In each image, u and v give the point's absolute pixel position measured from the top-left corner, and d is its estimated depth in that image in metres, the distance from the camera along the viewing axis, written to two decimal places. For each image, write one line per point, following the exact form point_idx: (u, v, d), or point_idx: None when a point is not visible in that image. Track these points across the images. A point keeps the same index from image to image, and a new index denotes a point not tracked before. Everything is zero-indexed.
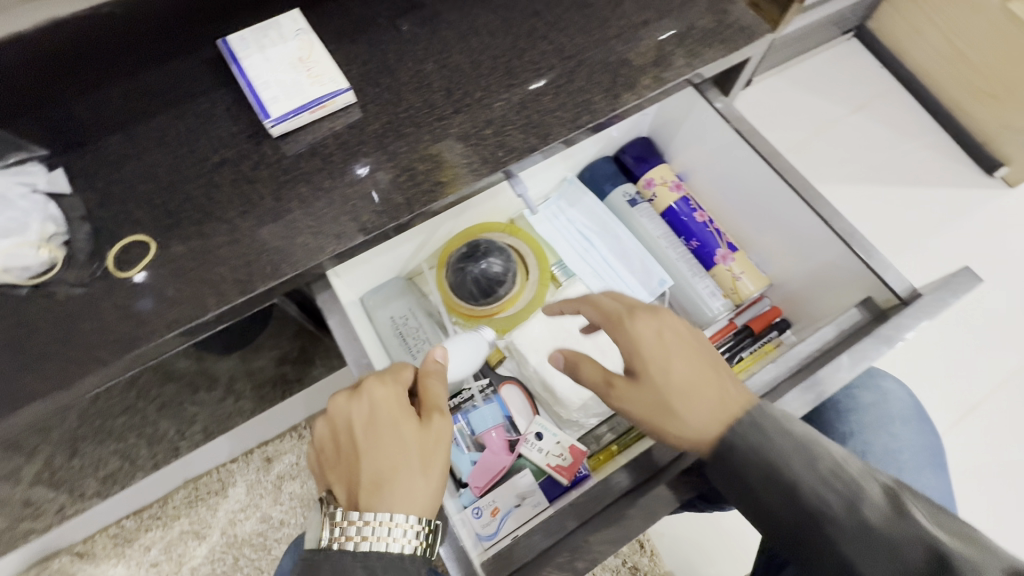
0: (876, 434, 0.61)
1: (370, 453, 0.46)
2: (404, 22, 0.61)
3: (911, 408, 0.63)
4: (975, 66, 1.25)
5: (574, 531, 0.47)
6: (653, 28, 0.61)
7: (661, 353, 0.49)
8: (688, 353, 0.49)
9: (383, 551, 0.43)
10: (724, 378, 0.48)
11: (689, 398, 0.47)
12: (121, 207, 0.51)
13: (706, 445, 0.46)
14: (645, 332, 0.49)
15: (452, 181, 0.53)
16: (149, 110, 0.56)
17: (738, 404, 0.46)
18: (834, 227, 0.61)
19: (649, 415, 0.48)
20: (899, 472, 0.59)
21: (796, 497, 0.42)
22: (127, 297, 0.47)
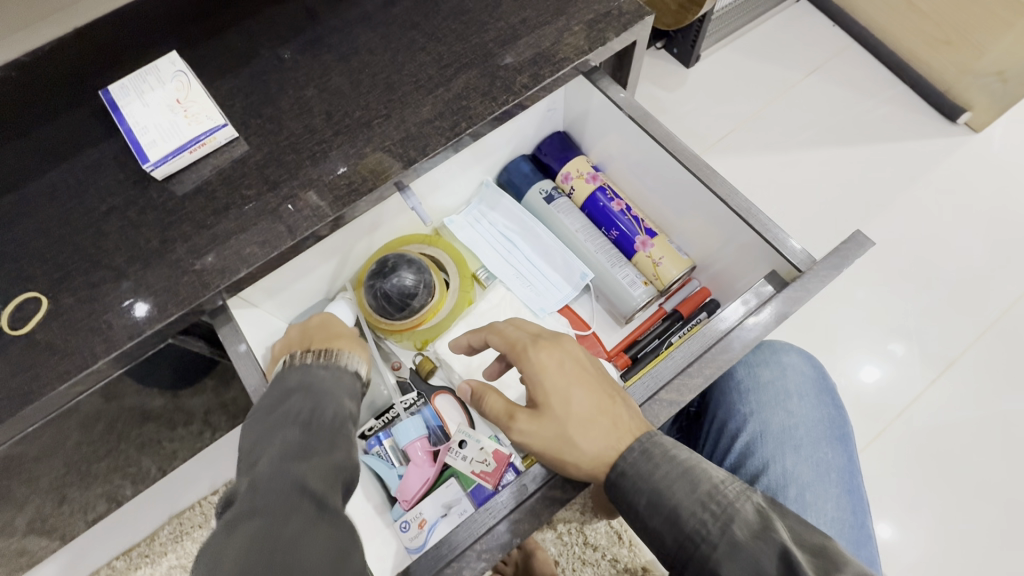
0: (772, 412, 0.60)
1: (324, 330, 0.60)
2: (287, 50, 0.62)
3: (807, 379, 0.63)
4: (923, 13, 1.21)
5: (466, 547, 0.49)
6: (531, 26, 0.62)
7: (561, 383, 0.51)
8: (586, 380, 0.52)
9: (330, 372, 0.54)
10: (618, 408, 0.50)
11: (584, 427, 0.49)
12: (14, 265, 0.52)
13: (599, 471, 0.48)
14: (545, 362, 0.52)
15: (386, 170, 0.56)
16: (42, 167, 0.57)
17: (628, 435, 0.48)
18: (732, 204, 0.61)
19: (549, 446, 0.50)
20: (795, 450, 0.58)
21: (675, 519, 0.44)
22: (23, 354, 0.49)
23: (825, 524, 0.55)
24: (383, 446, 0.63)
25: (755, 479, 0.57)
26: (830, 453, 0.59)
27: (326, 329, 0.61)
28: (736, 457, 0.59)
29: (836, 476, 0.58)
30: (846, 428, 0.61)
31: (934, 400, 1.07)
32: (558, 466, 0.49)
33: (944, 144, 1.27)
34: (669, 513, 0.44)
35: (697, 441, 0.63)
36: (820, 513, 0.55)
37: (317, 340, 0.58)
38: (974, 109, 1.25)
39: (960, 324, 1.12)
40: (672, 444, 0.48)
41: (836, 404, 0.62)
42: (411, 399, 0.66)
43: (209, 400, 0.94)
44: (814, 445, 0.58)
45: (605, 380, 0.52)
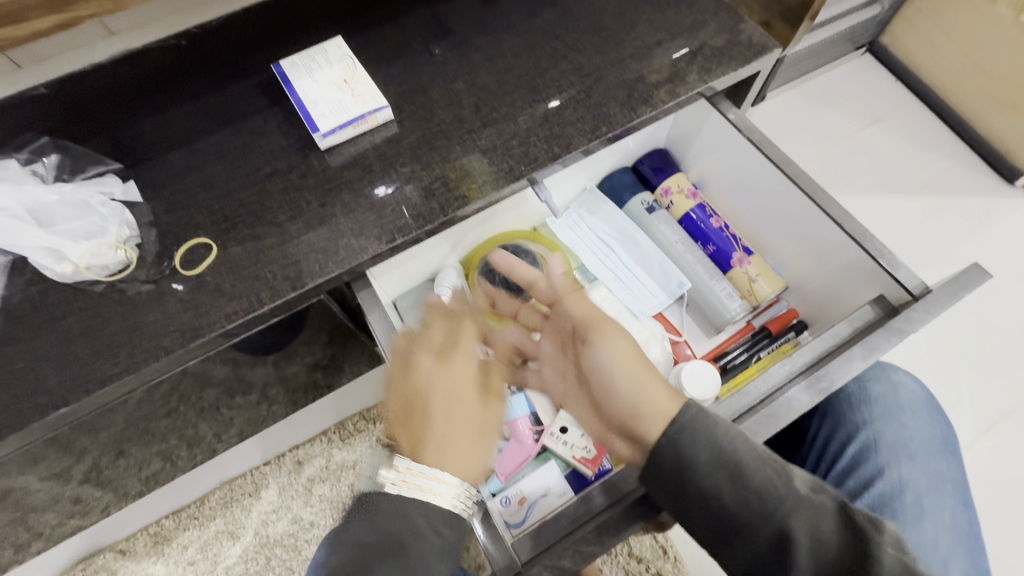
0: (887, 422, 0.62)
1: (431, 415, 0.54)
2: (437, 47, 0.67)
3: (919, 398, 0.65)
4: (992, 76, 1.26)
5: (601, 513, 0.52)
6: (666, 47, 0.67)
7: None
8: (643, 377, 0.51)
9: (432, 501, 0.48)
10: (654, 410, 0.47)
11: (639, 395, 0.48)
12: (184, 213, 0.57)
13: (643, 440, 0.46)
14: None
15: (476, 190, 0.59)
16: (210, 129, 0.62)
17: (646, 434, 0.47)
18: (846, 229, 0.64)
19: None
20: (911, 459, 0.60)
21: (750, 497, 0.42)
22: (192, 292, 0.53)
23: (942, 531, 0.57)
24: None
25: (870, 483, 0.59)
26: (944, 465, 0.61)
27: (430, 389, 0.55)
28: (848, 462, 0.62)
29: (952, 487, 0.60)
30: (956, 444, 0.63)
31: (985, 451, 1.07)
32: None
33: (1002, 204, 1.30)
34: (743, 491, 0.42)
35: (802, 446, 0.66)
36: (937, 520, 0.57)
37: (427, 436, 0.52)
38: None
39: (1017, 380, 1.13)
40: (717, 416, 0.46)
41: (948, 422, 0.64)
42: None
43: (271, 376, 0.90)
44: (928, 456, 0.60)
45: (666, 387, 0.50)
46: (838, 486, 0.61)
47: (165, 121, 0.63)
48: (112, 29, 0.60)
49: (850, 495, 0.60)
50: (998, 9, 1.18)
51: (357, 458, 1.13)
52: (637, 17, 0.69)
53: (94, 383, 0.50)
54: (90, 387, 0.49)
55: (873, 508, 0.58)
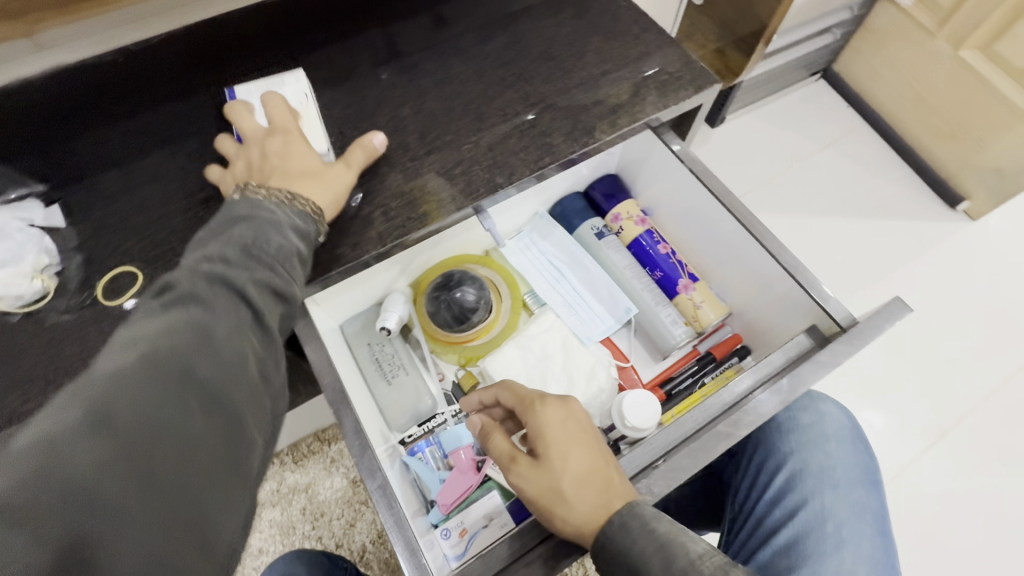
0: (811, 452, 0.64)
1: None
2: (384, 71, 0.67)
3: (845, 428, 0.67)
4: (935, 108, 1.32)
5: (534, 548, 0.51)
6: (612, 78, 0.68)
7: (563, 443, 0.50)
8: (577, 459, 0.49)
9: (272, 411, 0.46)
10: (579, 506, 0.47)
11: (580, 487, 0.48)
12: (112, 238, 0.55)
13: (587, 536, 0.47)
14: (550, 417, 0.52)
15: (435, 211, 0.59)
16: (146, 150, 0.61)
17: (567, 530, 0.48)
18: (782, 260, 0.66)
19: (542, 499, 0.49)
20: (833, 488, 0.62)
21: None
22: (115, 323, 0.51)
23: (860, 562, 0.58)
24: (428, 451, 0.66)
25: (794, 514, 0.61)
26: (865, 496, 0.63)
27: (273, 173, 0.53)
28: (775, 492, 0.63)
29: (871, 517, 0.61)
30: (878, 474, 0.65)
31: (924, 469, 1.11)
32: (548, 518, 0.49)
33: (944, 229, 1.36)
34: None
35: (735, 475, 0.67)
36: (857, 551, 0.58)
37: None
38: (972, 200, 1.35)
39: (955, 399, 1.17)
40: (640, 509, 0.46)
41: (871, 453, 0.66)
42: (457, 408, 0.70)
43: None
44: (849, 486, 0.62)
45: (597, 474, 0.49)
46: (765, 516, 0.62)
47: (97, 141, 0.61)
48: (39, 42, 0.53)
49: (777, 524, 0.61)
50: (937, 43, 1.24)
51: (309, 481, 1.11)
52: (586, 47, 0.70)
53: (3, 418, 0.47)
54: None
55: (797, 537, 0.59)
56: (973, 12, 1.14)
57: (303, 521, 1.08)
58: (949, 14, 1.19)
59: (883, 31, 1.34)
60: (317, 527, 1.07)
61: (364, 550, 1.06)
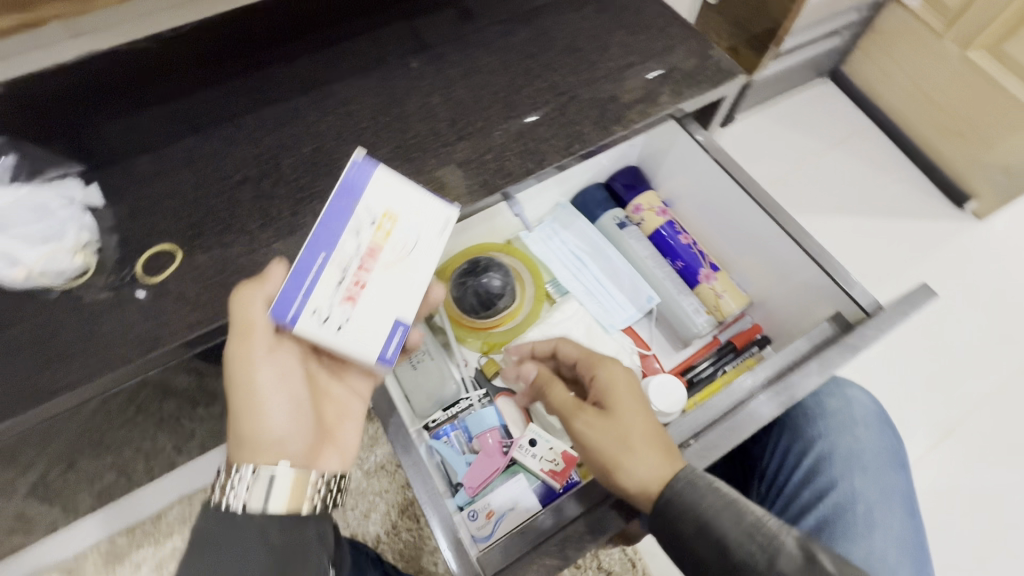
0: (840, 436, 0.65)
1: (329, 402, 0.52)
2: (413, 60, 0.68)
3: (870, 413, 0.68)
4: (941, 108, 1.33)
5: (562, 528, 0.51)
6: (638, 69, 0.69)
7: (629, 400, 0.53)
8: (645, 418, 0.52)
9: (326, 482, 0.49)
10: (646, 460, 0.49)
11: (645, 440, 0.50)
12: (148, 218, 0.56)
13: (650, 490, 0.47)
14: (617, 374, 0.55)
15: (452, 202, 0.59)
16: (179, 133, 0.61)
17: (630, 482, 0.48)
18: (805, 248, 0.67)
19: (606, 449, 0.50)
20: (862, 471, 0.63)
21: (723, 550, 0.44)
22: (154, 301, 0.52)
23: (891, 543, 0.59)
24: (453, 435, 0.67)
25: (824, 496, 0.62)
26: (892, 478, 0.64)
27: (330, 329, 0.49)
28: (804, 474, 0.64)
29: (899, 499, 0.63)
30: (905, 458, 0.66)
31: (935, 465, 1.12)
32: (609, 470, 0.50)
33: (953, 228, 1.37)
34: (716, 542, 0.44)
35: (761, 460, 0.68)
36: (886, 531, 0.60)
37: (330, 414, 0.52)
38: (979, 199, 1.36)
39: (965, 395, 1.18)
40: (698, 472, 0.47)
41: (897, 436, 0.67)
42: (483, 393, 0.70)
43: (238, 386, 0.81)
44: (878, 469, 0.63)
45: (661, 435, 0.51)
46: (795, 498, 0.63)
47: (129, 125, 0.61)
48: (76, 26, 0.54)
49: (806, 506, 0.61)
50: (944, 43, 1.25)
51: None
52: (611, 39, 0.71)
53: (46, 392, 0.48)
54: (41, 397, 0.48)
55: (827, 518, 0.60)
56: (981, 13, 1.15)
57: None
58: (958, 15, 1.20)
59: (891, 32, 1.35)
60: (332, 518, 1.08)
61: (379, 540, 1.06)
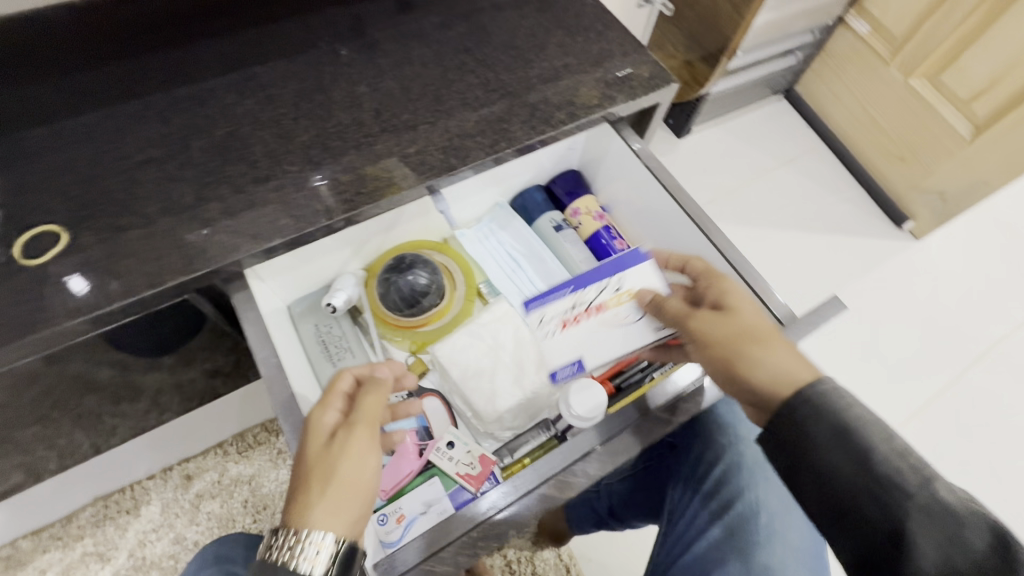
0: (750, 444, 0.66)
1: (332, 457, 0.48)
2: (343, 48, 0.66)
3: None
4: (885, 131, 1.38)
5: (467, 531, 0.51)
6: (572, 71, 0.68)
7: (749, 308, 0.54)
8: (754, 323, 0.53)
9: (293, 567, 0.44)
10: (776, 352, 0.50)
11: (772, 343, 0.51)
12: (34, 196, 0.52)
13: (779, 386, 0.48)
14: (733, 287, 0.57)
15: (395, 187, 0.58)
16: (81, 109, 0.58)
17: (758, 373, 0.49)
18: (729, 257, 0.67)
19: (733, 343, 0.52)
20: (767, 479, 0.64)
21: (864, 462, 0.43)
22: (31, 284, 0.48)
23: (791, 550, 0.61)
24: None
25: (730, 504, 0.63)
26: None
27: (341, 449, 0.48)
28: (713, 483, 0.65)
29: None
30: None
31: None
32: (731, 363, 0.51)
33: (891, 246, 1.43)
34: (858, 453, 0.44)
35: (676, 468, 0.70)
36: (787, 539, 0.61)
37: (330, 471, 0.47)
38: (916, 220, 1.42)
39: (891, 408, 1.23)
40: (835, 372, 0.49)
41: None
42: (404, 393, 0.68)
43: (170, 379, 0.75)
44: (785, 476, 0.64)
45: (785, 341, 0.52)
46: (703, 506, 0.64)
47: (22, 96, 0.57)
48: None
49: (713, 515, 0.63)
50: (890, 70, 1.30)
51: (253, 472, 1.07)
52: (548, 39, 0.70)
53: None
54: None
55: (731, 529, 0.61)
56: (922, 42, 1.21)
57: (245, 514, 1.04)
58: (902, 43, 1.25)
59: (839, 55, 1.40)
60: (259, 521, 1.04)
61: None
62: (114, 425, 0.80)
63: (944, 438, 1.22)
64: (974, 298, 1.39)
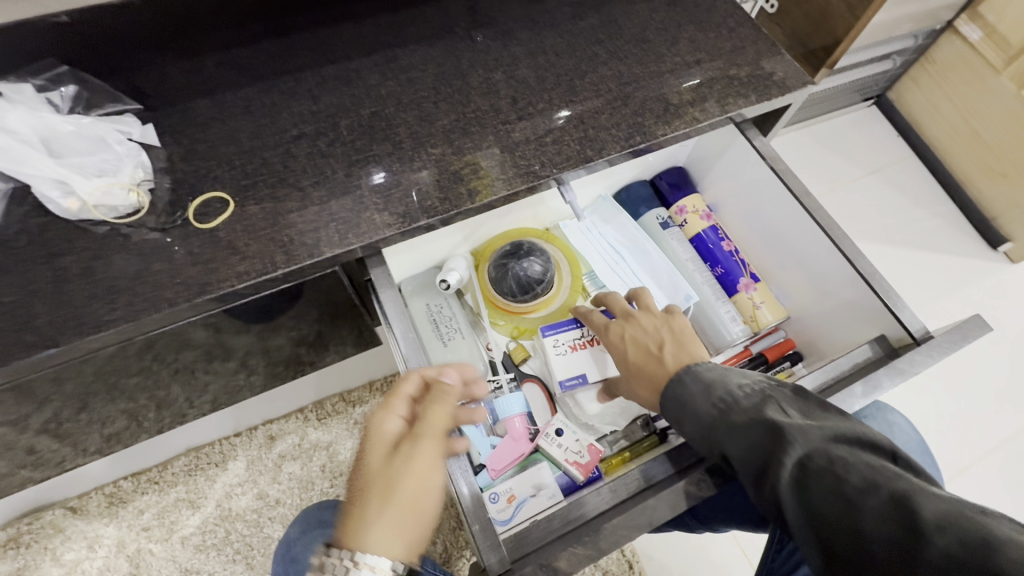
0: None
1: (393, 472, 0.49)
2: (479, 34, 0.67)
3: (913, 441, 0.68)
4: (989, 145, 1.30)
5: (596, 517, 0.51)
6: (704, 67, 0.67)
7: (620, 348, 0.60)
8: (642, 354, 0.57)
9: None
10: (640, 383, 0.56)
11: (639, 378, 0.57)
12: (203, 163, 0.55)
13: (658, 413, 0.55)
14: (612, 336, 0.61)
15: (485, 188, 0.57)
16: (240, 83, 0.61)
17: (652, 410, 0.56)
18: (858, 267, 0.64)
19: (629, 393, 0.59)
20: None
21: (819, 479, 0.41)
22: (203, 246, 0.51)
23: None
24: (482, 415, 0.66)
25: None
26: None
27: (405, 463, 0.49)
28: None
29: None
30: None
31: None
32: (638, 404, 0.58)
33: (986, 267, 1.35)
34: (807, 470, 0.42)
35: None
36: None
37: (391, 490, 0.48)
38: (1015, 242, 1.34)
39: (981, 435, 1.16)
40: (788, 397, 0.47)
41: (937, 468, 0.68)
42: (512, 377, 0.71)
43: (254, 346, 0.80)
44: None
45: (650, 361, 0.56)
46: None
47: (190, 68, 0.61)
48: None
49: None
50: (1001, 80, 1.21)
51: (331, 439, 1.11)
52: (679, 34, 0.69)
53: (91, 326, 0.48)
54: (87, 329, 0.47)
55: None
56: None
57: (322, 478, 1.08)
58: (1019, 52, 1.16)
59: (944, 63, 1.32)
60: (335, 486, 1.08)
61: None
62: (210, 382, 0.85)
63: None
64: None
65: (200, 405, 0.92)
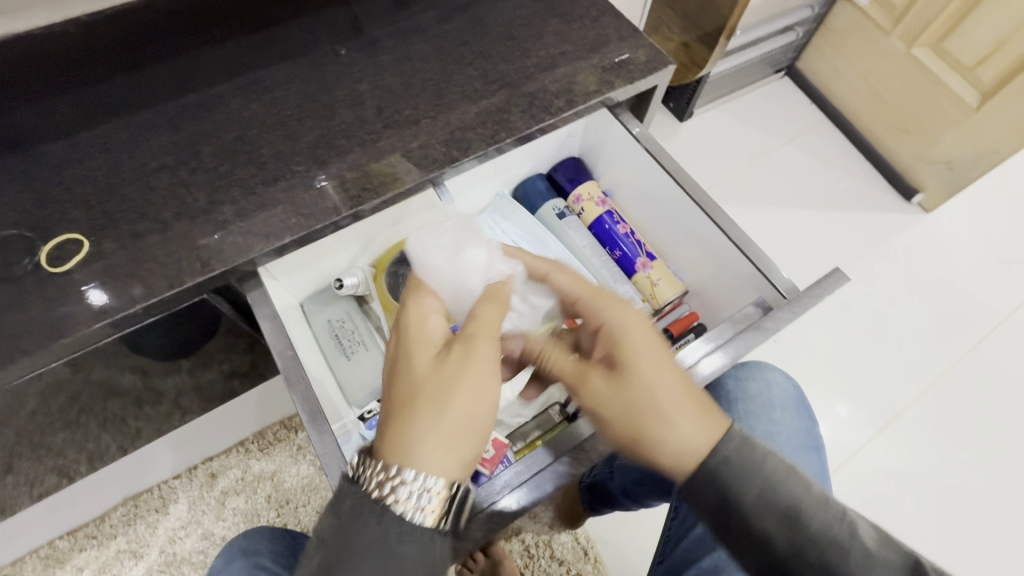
0: (759, 419, 0.69)
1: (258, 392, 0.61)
2: (344, 47, 0.67)
3: (790, 396, 0.72)
4: (889, 104, 1.36)
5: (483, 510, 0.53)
6: (570, 58, 0.69)
7: (652, 361, 0.50)
8: (679, 387, 0.49)
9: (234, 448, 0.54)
10: (673, 419, 0.47)
11: (675, 410, 0.48)
12: (57, 206, 0.54)
13: (676, 461, 0.47)
14: (639, 341, 0.51)
15: (397, 177, 0.59)
16: (96, 119, 0.59)
17: (671, 446, 0.47)
18: (732, 236, 0.68)
19: (623, 414, 0.49)
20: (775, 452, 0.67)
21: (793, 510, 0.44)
22: (58, 291, 0.50)
23: None
24: None
25: None
26: (807, 461, 0.67)
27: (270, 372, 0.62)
28: None
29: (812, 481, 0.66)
30: (818, 443, 0.71)
31: (880, 448, 1.15)
32: (631, 433, 0.49)
33: (901, 221, 1.40)
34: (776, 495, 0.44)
35: None
36: None
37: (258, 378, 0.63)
38: (925, 192, 1.39)
39: (905, 380, 1.22)
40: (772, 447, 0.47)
41: (813, 420, 0.72)
42: None
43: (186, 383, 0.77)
44: (793, 449, 0.67)
45: (695, 399, 0.49)
46: None
47: (40, 110, 0.59)
48: None
49: None
50: (891, 42, 1.28)
51: (275, 468, 1.09)
52: (545, 28, 0.71)
53: None
54: None
55: None
56: (922, 12, 1.18)
57: (268, 509, 1.07)
58: (903, 13, 1.23)
59: (840, 30, 1.38)
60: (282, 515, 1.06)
61: None
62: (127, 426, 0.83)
63: (961, 407, 1.20)
64: (990, 269, 1.36)
65: (128, 453, 0.88)
